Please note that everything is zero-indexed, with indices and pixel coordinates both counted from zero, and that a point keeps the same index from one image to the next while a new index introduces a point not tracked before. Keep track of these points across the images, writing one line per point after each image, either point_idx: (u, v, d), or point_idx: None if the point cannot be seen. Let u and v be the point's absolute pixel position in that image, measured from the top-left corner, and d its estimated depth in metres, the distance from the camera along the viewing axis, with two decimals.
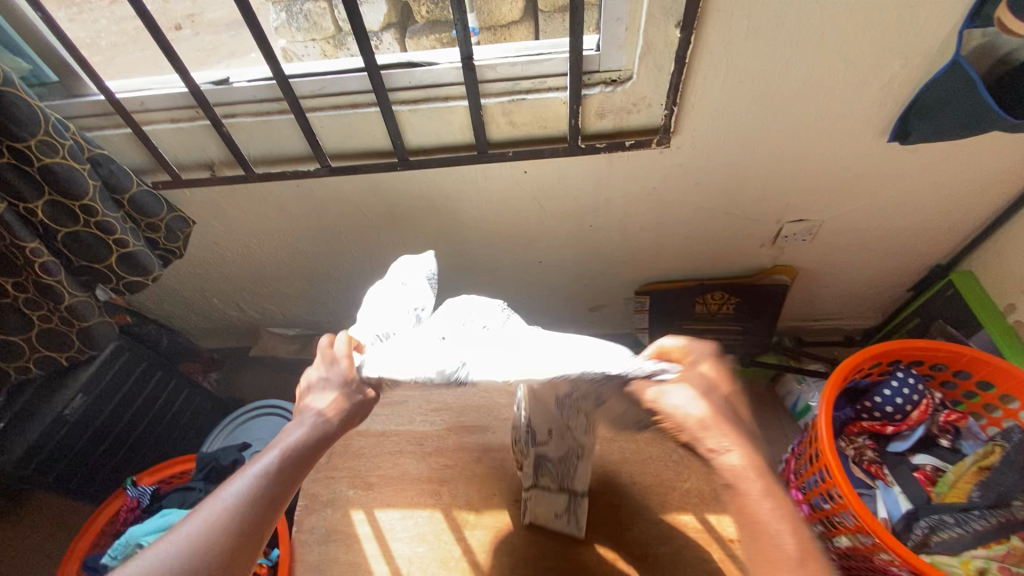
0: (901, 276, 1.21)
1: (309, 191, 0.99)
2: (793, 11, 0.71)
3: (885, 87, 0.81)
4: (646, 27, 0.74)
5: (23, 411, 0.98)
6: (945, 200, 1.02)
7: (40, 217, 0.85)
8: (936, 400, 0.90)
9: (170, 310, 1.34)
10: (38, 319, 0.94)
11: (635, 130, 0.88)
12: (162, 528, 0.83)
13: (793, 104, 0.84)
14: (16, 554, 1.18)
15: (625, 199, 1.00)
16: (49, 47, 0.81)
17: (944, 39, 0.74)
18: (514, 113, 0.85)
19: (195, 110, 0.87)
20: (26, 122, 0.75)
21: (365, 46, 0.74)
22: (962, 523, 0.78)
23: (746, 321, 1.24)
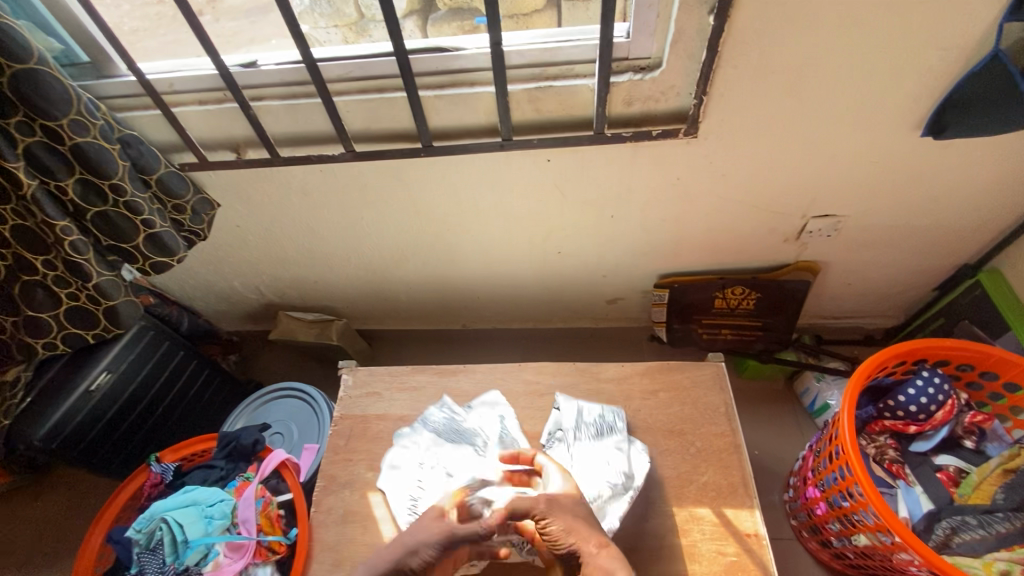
0: (926, 275, 1.19)
1: (332, 176, 1.00)
2: (829, 1, 0.70)
3: (921, 80, 0.79)
4: (679, 13, 0.73)
5: (51, 386, 1.01)
6: (977, 197, 0.99)
7: (70, 196, 0.86)
8: (961, 400, 0.88)
9: (192, 292, 1.35)
10: (66, 297, 0.96)
11: (662, 119, 0.87)
12: (185, 504, 0.86)
13: (824, 96, 0.82)
14: (43, 524, 1.22)
15: (649, 190, 1.00)
16: (81, 26, 0.82)
17: (985, 31, 0.73)
18: (541, 100, 0.85)
19: (223, 93, 0.88)
20: (58, 101, 0.76)
21: (395, 30, 0.74)
22: (985, 525, 0.78)
23: (765, 317, 1.22)
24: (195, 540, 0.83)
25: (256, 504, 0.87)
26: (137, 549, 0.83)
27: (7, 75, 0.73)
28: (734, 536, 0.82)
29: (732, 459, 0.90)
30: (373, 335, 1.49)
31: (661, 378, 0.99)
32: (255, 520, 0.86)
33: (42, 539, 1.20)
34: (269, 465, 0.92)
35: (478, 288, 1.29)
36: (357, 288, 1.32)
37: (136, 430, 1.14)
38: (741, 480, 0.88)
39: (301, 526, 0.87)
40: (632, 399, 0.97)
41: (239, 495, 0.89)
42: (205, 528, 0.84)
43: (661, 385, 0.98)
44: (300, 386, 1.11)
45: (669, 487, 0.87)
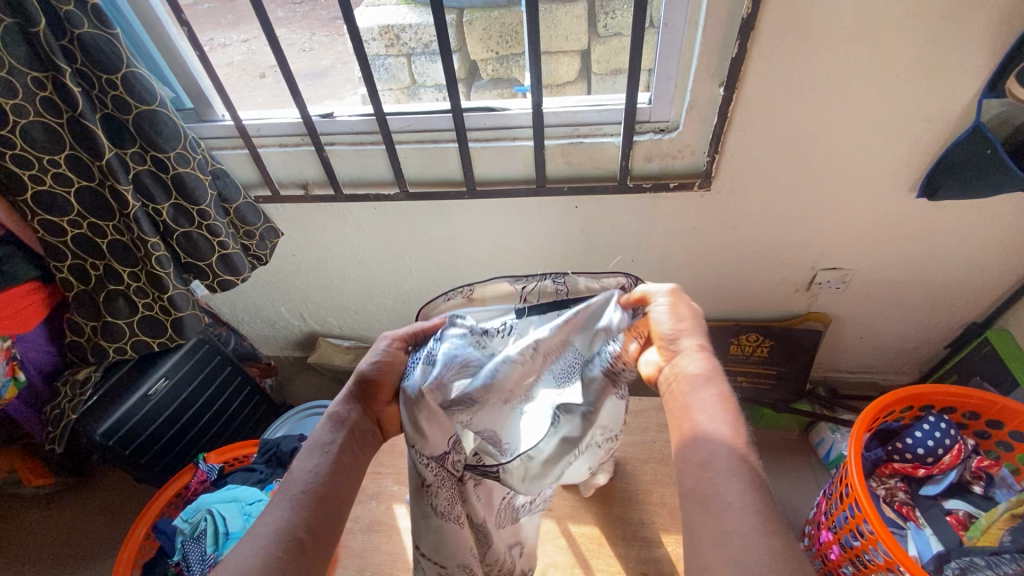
0: (936, 331, 1.23)
1: (384, 212, 1.13)
2: (823, 78, 0.82)
3: (912, 146, 0.90)
4: (694, 85, 0.86)
5: (116, 388, 1.10)
6: (977, 256, 1.06)
7: (163, 217, 0.99)
8: (968, 446, 0.93)
9: (242, 315, 1.47)
10: (142, 307, 1.07)
11: (679, 173, 0.99)
12: (229, 499, 0.95)
13: (824, 157, 0.93)
14: (85, 527, 1.29)
15: (667, 238, 1.10)
16: (193, 80, 0.99)
17: (965, 107, 0.83)
18: (572, 154, 0.97)
19: (302, 138, 1.04)
20: (170, 137, 0.91)
21: (454, 91, 0.89)
22: (993, 566, 0.80)
23: (779, 366, 1.27)
24: (234, 533, 0.91)
25: None
26: (182, 538, 0.91)
27: (132, 113, 0.87)
28: None
29: None
30: None
31: None
32: None
33: (83, 539, 1.27)
34: None
35: None
36: (393, 318, 1.41)
37: (181, 437, 1.22)
38: None
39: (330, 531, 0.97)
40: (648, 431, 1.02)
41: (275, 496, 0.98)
42: (244, 523, 0.93)
43: None
44: None
45: None
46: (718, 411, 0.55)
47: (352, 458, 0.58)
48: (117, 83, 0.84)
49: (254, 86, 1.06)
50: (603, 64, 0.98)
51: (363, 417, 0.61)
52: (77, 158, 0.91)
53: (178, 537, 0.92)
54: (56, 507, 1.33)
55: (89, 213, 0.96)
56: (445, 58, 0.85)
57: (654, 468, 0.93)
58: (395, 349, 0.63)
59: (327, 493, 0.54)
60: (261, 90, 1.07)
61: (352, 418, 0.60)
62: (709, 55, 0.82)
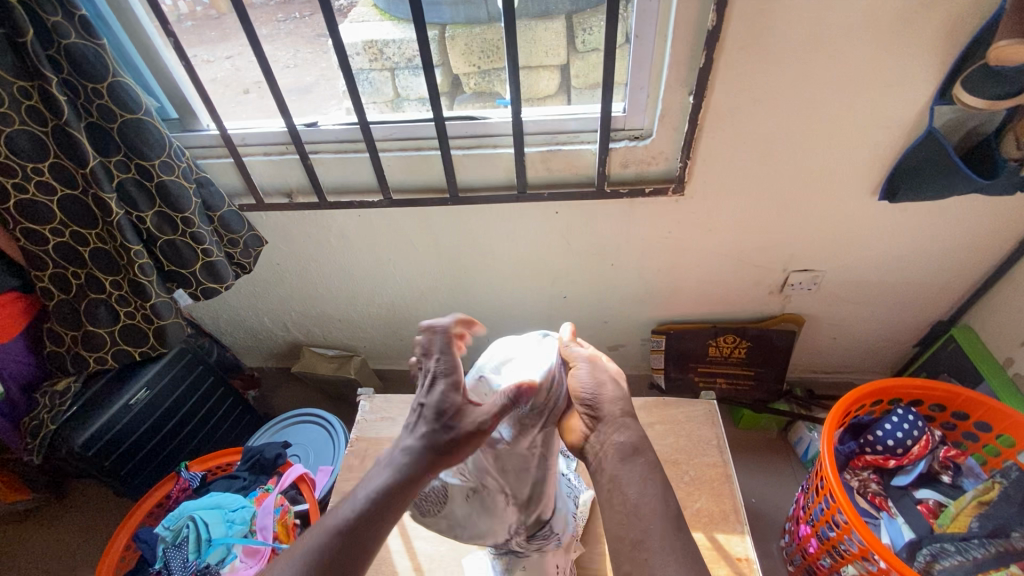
0: (906, 330, 1.28)
1: (368, 219, 1.14)
2: (785, 88, 0.87)
3: (872, 151, 0.95)
4: (665, 94, 0.90)
5: (96, 397, 1.10)
6: (938, 257, 1.12)
7: (147, 225, 0.99)
8: (935, 436, 0.98)
9: (225, 326, 1.47)
10: (125, 315, 1.06)
11: (654, 179, 1.02)
12: (211, 506, 0.96)
13: (790, 163, 0.98)
14: (63, 544, 1.26)
15: (645, 242, 1.13)
16: (178, 91, 1.01)
17: (918, 114, 0.89)
18: (551, 160, 1.01)
19: (286, 147, 1.06)
20: (155, 145, 0.92)
21: (437, 102, 0.92)
22: (963, 551, 0.83)
23: (757, 367, 1.30)
24: (217, 539, 0.92)
25: (274, 512, 0.96)
26: (164, 545, 0.91)
27: (117, 122, 0.89)
28: (725, 559, 0.86)
29: (723, 487, 0.95)
30: (388, 375, 1.57)
31: (657, 412, 1.07)
32: (272, 528, 0.94)
33: (58, 557, 1.24)
34: (289, 477, 1.02)
35: (489, 331, 1.39)
36: (377, 325, 1.42)
37: (162, 449, 1.20)
38: (732, 508, 0.93)
39: None
40: None
41: (259, 503, 0.99)
42: (226, 530, 0.93)
43: (658, 419, 1.06)
44: (321, 413, 1.23)
45: None
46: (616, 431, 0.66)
47: (396, 508, 0.60)
48: (103, 91, 0.85)
49: (238, 102, 1.08)
50: (581, 78, 1.01)
51: (422, 468, 0.61)
52: (60, 166, 0.92)
53: (159, 544, 0.92)
54: (30, 526, 1.30)
55: (72, 221, 0.96)
56: (428, 70, 0.88)
57: None
58: (466, 399, 0.63)
59: (353, 548, 0.56)
60: (245, 106, 1.08)
61: (410, 474, 0.61)
62: (677, 66, 0.86)
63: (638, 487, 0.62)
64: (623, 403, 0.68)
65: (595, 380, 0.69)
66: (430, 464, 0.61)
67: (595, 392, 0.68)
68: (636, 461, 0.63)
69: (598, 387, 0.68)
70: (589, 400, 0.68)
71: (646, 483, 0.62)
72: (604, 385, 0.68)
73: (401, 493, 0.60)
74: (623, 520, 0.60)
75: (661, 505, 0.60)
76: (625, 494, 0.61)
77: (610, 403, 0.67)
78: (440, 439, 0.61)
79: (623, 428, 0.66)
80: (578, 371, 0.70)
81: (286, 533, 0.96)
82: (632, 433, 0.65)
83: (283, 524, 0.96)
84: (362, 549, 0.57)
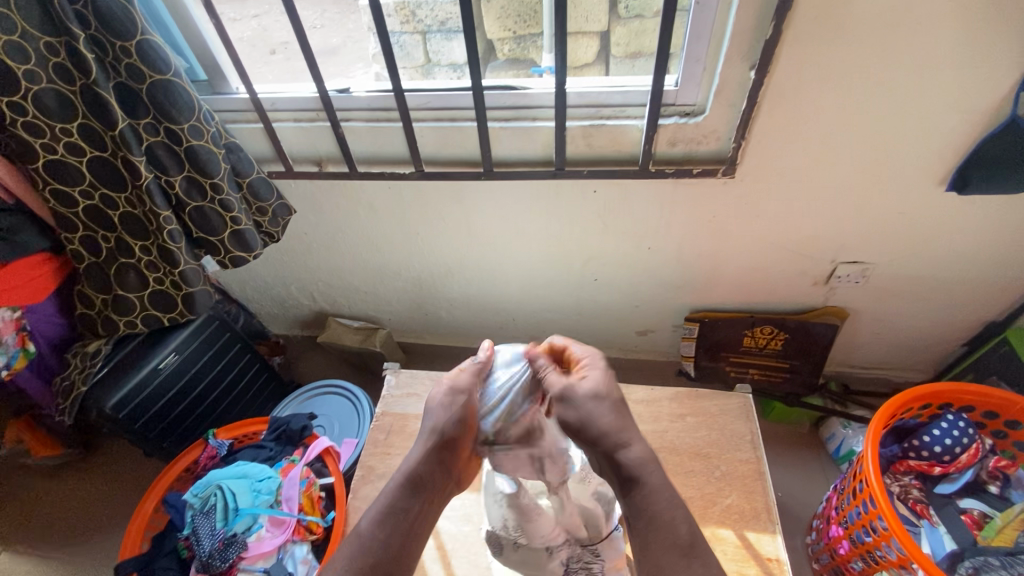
0: (956, 328, 1.21)
1: (398, 191, 1.11)
2: (859, 65, 0.79)
3: (946, 138, 0.87)
4: (724, 68, 0.83)
5: (126, 361, 1.10)
6: (1002, 254, 1.04)
7: (175, 190, 0.97)
8: (985, 446, 0.94)
9: (251, 292, 1.47)
10: (153, 281, 1.06)
11: (702, 159, 0.96)
12: (238, 475, 0.96)
13: (853, 147, 0.90)
14: (97, 499, 1.30)
15: (686, 225, 1.07)
16: (208, 52, 0.97)
17: (1005, 98, 0.81)
18: (593, 136, 0.95)
19: (318, 113, 1.02)
20: (184, 108, 0.89)
21: (476, 70, 0.86)
22: (1009, 567, 0.80)
23: (793, 360, 1.26)
24: (244, 509, 0.93)
25: (299, 484, 0.98)
26: (192, 512, 0.92)
27: (146, 82, 0.85)
28: (755, 559, 0.84)
29: (756, 484, 0.92)
30: (411, 349, 1.56)
31: (689, 403, 1.03)
32: (298, 499, 0.96)
33: (93, 512, 1.29)
34: (315, 450, 1.03)
35: (516, 309, 1.36)
36: (402, 299, 1.40)
37: (190, 413, 1.22)
38: (765, 506, 0.90)
39: (340, 510, 0.97)
40: (660, 420, 1.01)
41: (285, 475, 1.00)
42: (253, 500, 0.94)
43: (689, 410, 1.02)
44: (346, 385, 1.22)
45: (693, 506, 0.91)
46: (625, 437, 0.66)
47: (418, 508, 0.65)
48: (131, 50, 0.82)
49: (266, 62, 1.04)
50: (623, 46, 0.94)
51: (434, 468, 0.67)
52: (88, 127, 0.89)
53: (188, 511, 0.93)
54: (67, 479, 1.35)
55: (101, 184, 0.95)
56: (467, 34, 0.83)
57: (666, 458, 0.96)
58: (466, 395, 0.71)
59: (391, 555, 0.61)
60: (273, 66, 1.04)
61: (419, 473, 0.66)
62: (740, 37, 0.79)
63: (665, 511, 0.62)
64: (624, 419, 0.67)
65: (596, 390, 0.67)
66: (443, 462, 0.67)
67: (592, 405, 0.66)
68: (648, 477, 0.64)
69: (595, 403, 0.67)
70: (591, 419, 0.65)
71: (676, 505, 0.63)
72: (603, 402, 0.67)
73: (419, 495, 0.65)
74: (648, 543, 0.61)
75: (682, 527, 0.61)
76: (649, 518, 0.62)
77: (614, 420, 0.66)
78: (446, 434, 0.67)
79: (630, 449, 0.65)
80: (584, 382, 0.68)
81: (310, 505, 0.97)
82: (640, 447, 0.66)
83: (307, 494, 0.98)
84: (395, 552, 0.61)
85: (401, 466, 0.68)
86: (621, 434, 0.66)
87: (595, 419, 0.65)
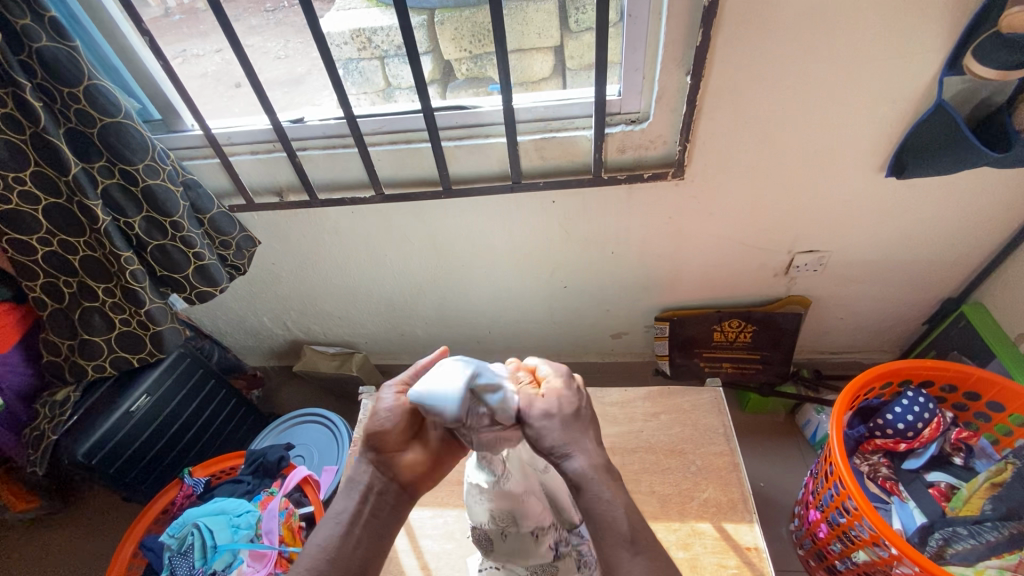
0: (915, 308, 1.25)
1: (362, 215, 1.12)
2: (787, 64, 0.83)
3: (879, 127, 0.91)
4: (661, 76, 0.87)
5: (96, 406, 1.09)
6: (947, 234, 1.09)
7: (136, 231, 0.97)
8: (946, 418, 0.97)
9: (224, 326, 1.46)
10: (119, 322, 1.05)
11: (652, 163, 0.99)
12: (215, 512, 0.96)
13: (792, 142, 0.94)
14: (75, 551, 1.27)
15: (645, 228, 1.10)
16: (160, 91, 0.98)
17: (927, 86, 0.85)
18: (546, 149, 0.97)
19: (273, 144, 1.03)
20: (138, 149, 0.89)
21: (426, 93, 0.89)
22: (976, 535, 0.83)
23: (763, 351, 1.28)
24: (223, 545, 0.92)
25: (279, 516, 0.96)
26: (169, 553, 0.92)
27: (97, 125, 0.86)
28: (735, 549, 0.85)
29: (732, 476, 0.94)
30: (391, 371, 1.56)
31: (663, 401, 1.05)
32: (278, 531, 0.95)
33: (72, 564, 1.26)
34: (293, 479, 1.01)
35: (490, 323, 1.38)
36: (376, 321, 1.41)
37: (167, 453, 1.20)
38: (741, 497, 0.92)
39: None
40: (635, 420, 1.03)
41: (264, 507, 0.98)
42: (232, 535, 0.94)
43: (663, 408, 1.04)
44: (325, 413, 1.22)
45: (672, 503, 0.92)
46: (572, 448, 0.62)
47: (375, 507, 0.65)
48: (79, 95, 0.83)
49: (230, 96, 1.05)
50: (576, 59, 0.97)
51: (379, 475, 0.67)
52: (42, 174, 0.89)
53: (165, 553, 0.93)
54: (44, 531, 1.31)
55: (59, 230, 0.94)
56: (413, 59, 0.85)
57: (643, 457, 0.98)
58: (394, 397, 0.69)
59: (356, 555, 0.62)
60: (237, 100, 1.05)
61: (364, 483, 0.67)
62: (673, 44, 0.83)
63: (616, 512, 0.60)
64: (561, 439, 0.62)
65: (545, 407, 0.64)
66: (384, 461, 0.67)
67: (541, 419, 0.63)
68: (588, 483, 0.61)
69: (546, 418, 0.63)
70: (539, 436, 0.63)
71: (625, 513, 0.60)
72: (554, 419, 0.63)
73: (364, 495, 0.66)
74: (605, 542, 0.59)
75: (625, 523, 0.59)
76: (595, 520, 0.60)
77: (562, 436, 0.63)
78: (380, 439, 0.67)
79: (569, 462, 0.62)
80: (540, 400, 0.65)
81: (292, 536, 0.97)
82: (582, 457, 0.62)
83: (288, 524, 0.97)
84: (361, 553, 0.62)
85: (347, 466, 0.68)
86: (564, 445, 0.62)
87: (543, 433, 0.63)
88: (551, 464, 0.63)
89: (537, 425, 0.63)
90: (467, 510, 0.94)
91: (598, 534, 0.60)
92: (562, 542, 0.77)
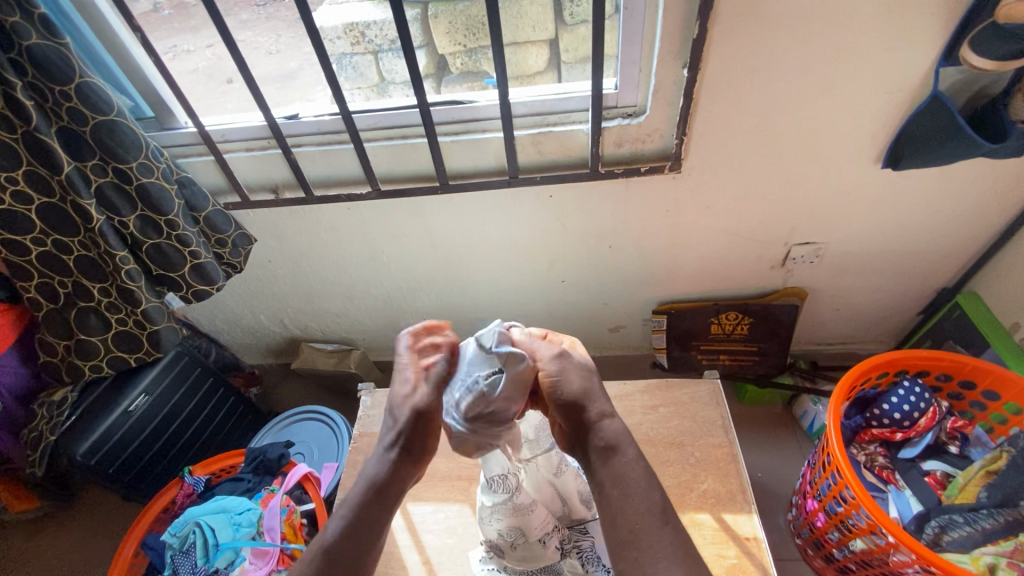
0: (910, 298, 1.26)
1: (358, 212, 1.12)
2: (783, 56, 0.83)
3: (875, 118, 0.91)
4: (658, 69, 0.86)
5: (94, 407, 1.08)
6: (942, 224, 1.09)
7: (130, 230, 0.96)
8: (942, 408, 0.98)
9: (221, 324, 1.45)
10: (115, 322, 1.05)
11: (649, 157, 0.99)
12: (215, 510, 0.96)
13: (789, 134, 0.94)
14: (76, 551, 1.27)
15: (642, 221, 1.10)
16: (151, 88, 0.97)
17: (923, 77, 0.85)
18: (542, 143, 0.97)
19: (268, 141, 1.02)
20: (131, 147, 0.88)
21: (420, 88, 0.88)
22: (972, 522, 0.84)
23: (761, 343, 1.29)
24: (225, 543, 0.92)
25: (280, 513, 0.97)
26: (171, 552, 0.92)
27: (89, 124, 0.85)
28: (734, 540, 0.86)
29: (730, 467, 0.95)
30: (389, 367, 1.56)
31: (661, 394, 1.05)
32: (280, 529, 0.95)
33: (73, 564, 1.26)
34: (292, 478, 1.03)
35: (488, 318, 1.38)
36: (374, 318, 1.41)
37: (166, 452, 1.20)
38: (739, 488, 0.92)
39: None
40: (634, 413, 1.04)
41: (265, 505, 0.99)
42: (233, 533, 0.94)
43: (661, 401, 1.05)
44: (324, 410, 1.22)
45: (672, 495, 0.93)
46: (608, 411, 0.68)
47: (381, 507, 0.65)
48: (71, 93, 0.82)
49: (223, 92, 1.04)
50: (571, 52, 0.97)
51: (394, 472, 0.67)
52: (35, 174, 0.89)
53: (167, 552, 0.93)
54: (43, 532, 1.31)
55: (53, 230, 0.94)
56: (408, 54, 0.84)
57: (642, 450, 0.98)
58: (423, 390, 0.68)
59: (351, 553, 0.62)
60: (230, 96, 1.04)
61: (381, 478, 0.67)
62: (669, 37, 0.82)
63: (643, 486, 0.63)
64: (603, 402, 0.68)
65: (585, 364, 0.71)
66: (405, 466, 0.67)
67: (585, 375, 0.69)
68: (625, 449, 0.65)
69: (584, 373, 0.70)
70: (582, 387, 0.68)
71: (656, 492, 0.63)
72: (590, 377, 0.70)
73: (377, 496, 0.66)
74: (632, 512, 0.61)
75: (655, 495, 0.62)
76: (627, 485, 0.63)
77: (598, 395, 0.69)
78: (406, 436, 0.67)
79: (605, 426, 0.66)
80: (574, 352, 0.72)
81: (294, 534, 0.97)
82: (618, 424, 0.67)
83: (290, 522, 0.97)
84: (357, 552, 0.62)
85: (369, 466, 0.68)
86: (603, 407, 0.68)
87: (586, 388, 0.68)
88: (587, 427, 0.67)
89: (582, 380, 0.68)
90: (468, 505, 0.94)
91: (624, 503, 0.62)
92: (567, 541, 0.81)
